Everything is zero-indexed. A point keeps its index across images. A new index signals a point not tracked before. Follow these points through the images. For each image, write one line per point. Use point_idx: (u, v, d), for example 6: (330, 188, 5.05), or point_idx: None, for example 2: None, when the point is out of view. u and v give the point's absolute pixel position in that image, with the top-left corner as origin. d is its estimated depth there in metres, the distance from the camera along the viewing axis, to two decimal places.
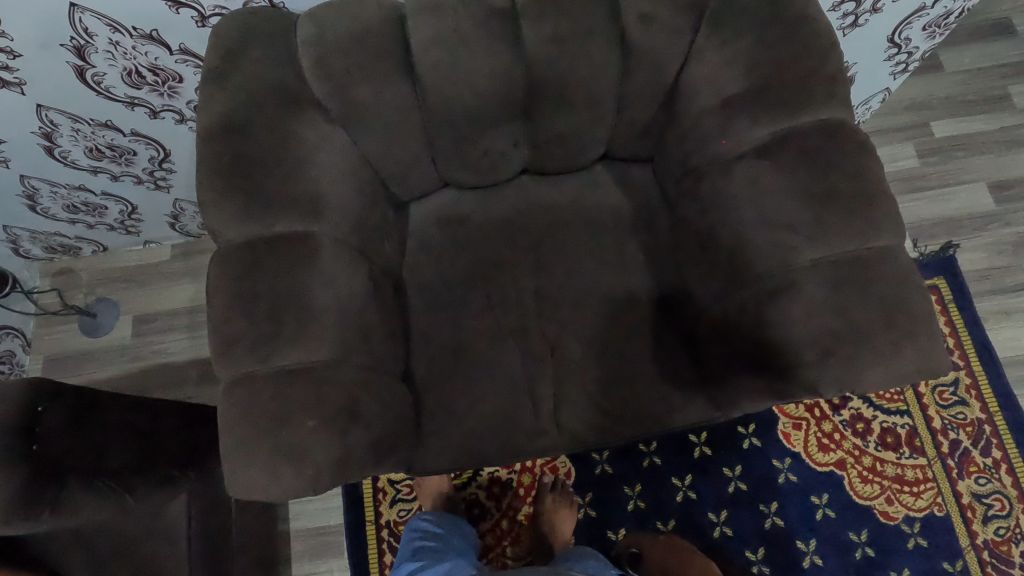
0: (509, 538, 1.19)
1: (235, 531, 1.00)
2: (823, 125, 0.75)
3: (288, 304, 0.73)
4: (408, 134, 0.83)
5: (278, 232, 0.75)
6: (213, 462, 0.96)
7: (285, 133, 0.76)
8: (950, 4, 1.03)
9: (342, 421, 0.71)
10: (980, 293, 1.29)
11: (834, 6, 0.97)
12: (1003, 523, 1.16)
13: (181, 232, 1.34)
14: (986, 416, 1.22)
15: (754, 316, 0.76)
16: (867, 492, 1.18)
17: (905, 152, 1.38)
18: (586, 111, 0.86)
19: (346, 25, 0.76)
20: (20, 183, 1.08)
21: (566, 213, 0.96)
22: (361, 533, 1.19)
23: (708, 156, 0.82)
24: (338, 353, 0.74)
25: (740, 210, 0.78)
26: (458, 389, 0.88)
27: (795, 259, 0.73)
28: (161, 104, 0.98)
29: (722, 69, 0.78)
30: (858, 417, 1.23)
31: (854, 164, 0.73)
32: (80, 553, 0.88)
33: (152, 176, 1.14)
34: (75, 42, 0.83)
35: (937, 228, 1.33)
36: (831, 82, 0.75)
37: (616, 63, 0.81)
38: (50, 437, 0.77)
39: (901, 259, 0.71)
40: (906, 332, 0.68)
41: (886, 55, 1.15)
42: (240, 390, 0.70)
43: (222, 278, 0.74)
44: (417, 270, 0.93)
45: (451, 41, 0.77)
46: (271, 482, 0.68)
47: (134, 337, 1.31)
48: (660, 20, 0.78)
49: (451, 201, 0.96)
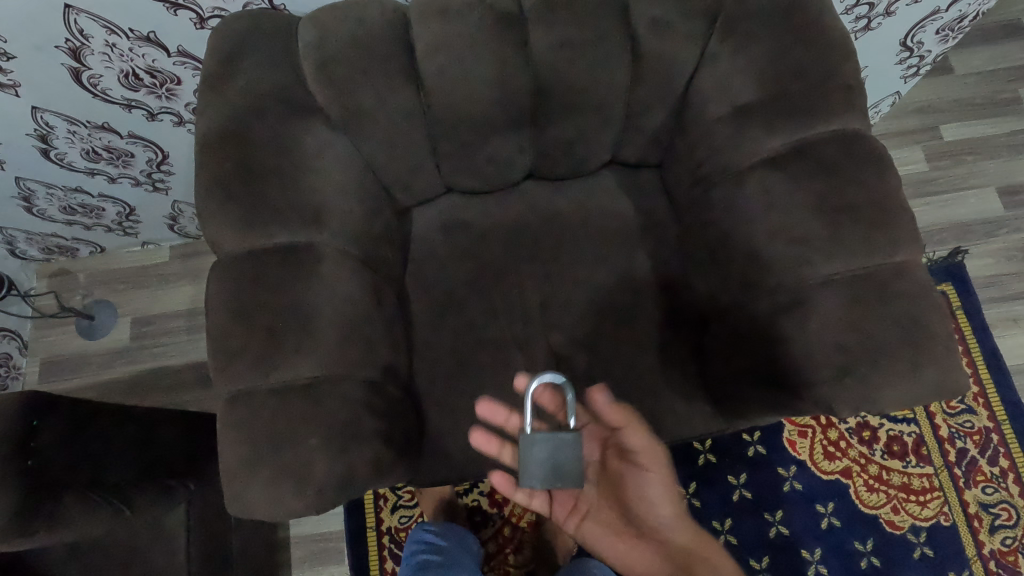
0: (511, 546, 1.18)
1: (235, 541, 0.98)
2: (839, 135, 0.73)
3: (288, 317, 0.71)
4: (412, 141, 0.81)
5: (278, 244, 0.73)
6: (212, 471, 0.94)
7: (286, 142, 0.74)
8: (966, 7, 1.02)
9: (345, 439, 0.69)
10: (989, 300, 1.28)
11: (847, 9, 0.95)
12: (1010, 533, 1.15)
13: (180, 233, 1.32)
14: (994, 425, 1.21)
15: (766, 331, 0.74)
16: (873, 501, 1.17)
17: (914, 156, 1.36)
18: (593, 118, 0.84)
19: (349, 30, 0.74)
20: (15, 185, 1.06)
21: (572, 219, 0.94)
22: (362, 540, 1.17)
23: (720, 165, 0.80)
24: (339, 368, 0.72)
25: (752, 221, 0.76)
26: (461, 401, 0.87)
27: (809, 274, 0.71)
28: (159, 106, 0.96)
29: (734, 77, 0.77)
30: (865, 425, 1.22)
31: (872, 176, 0.71)
32: (77, 565, 0.87)
33: (150, 177, 1.12)
34: (71, 43, 0.81)
35: (946, 233, 1.32)
36: (848, 90, 0.74)
37: (625, 69, 0.79)
38: (45, 453, 0.75)
39: (918, 274, 0.69)
40: (925, 351, 0.66)
41: (898, 59, 1.13)
42: (239, 406, 0.69)
43: (221, 291, 0.72)
44: (420, 278, 0.92)
45: (457, 45, 0.75)
46: (271, 500, 0.66)
47: (134, 340, 1.29)
48: (672, 26, 0.76)
49: (455, 207, 0.94)
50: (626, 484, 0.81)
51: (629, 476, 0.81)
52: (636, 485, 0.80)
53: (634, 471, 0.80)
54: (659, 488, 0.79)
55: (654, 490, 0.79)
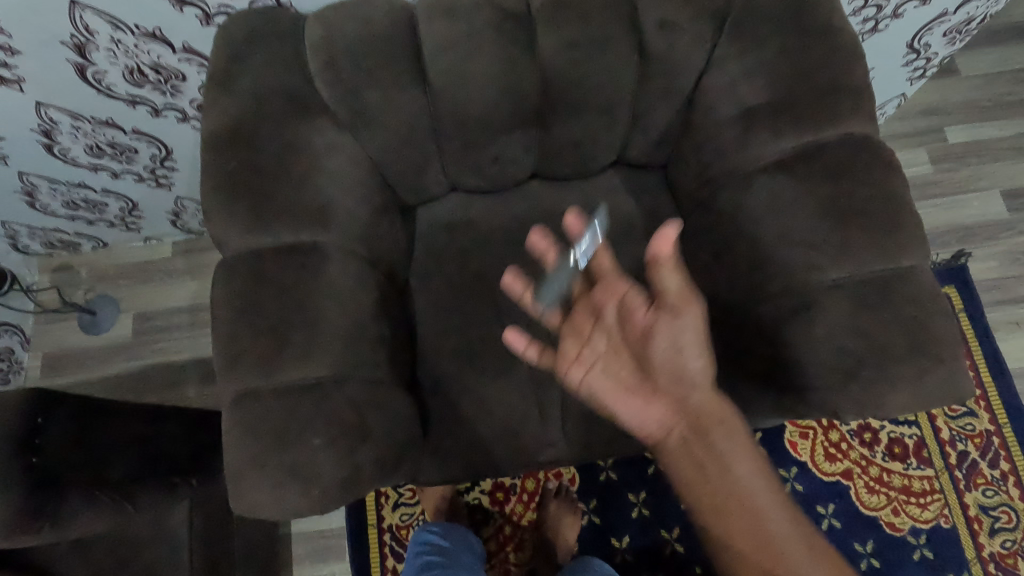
0: (512, 544, 1.19)
1: (237, 537, 0.98)
2: (846, 140, 0.73)
3: (293, 317, 0.71)
4: (418, 140, 0.81)
5: (284, 243, 0.73)
6: (215, 467, 0.94)
7: (293, 141, 0.74)
8: (974, 10, 1.02)
9: (350, 440, 0.69)
10: (991, 302, 1.28)
11: (855, 11, 0.95)
12: (1010, 536, 1.15)
13: (182, 229, 1.32)
14: (995, 428, 1.21)
15: (772, 335, 0.74)
16: (874, 503, 1.17)
17: (919, 158, 1.36)
18: (600, 119, 0.83)
19: (356, 29, 0.74)
20: (19, 180, 1.05)
21: (577, 220, 0.94)
22: (363, 537, 1.18)
23: (726, 167, 0.80)
24: (344, 368, 0.72)
25: (759, 225, 0.76)
26: (465, 401, 0.87)
27: (816, 278, 0.71)
28: (163, 102, 0.95)
29: (742, 79, 0.76)
30: (866, 427, 1.22)
31: (880, 181, 0.71)
32: (79, 560, 0.87)
33: (153, 173, 1.12)
34: (76, 39, 0.80)
35: (950, 236, 1.31)
36: (856, 94, 0.73)
37: (632, 70, 0.79)
38: (49, 449, 0.75)
39: (926, 280, 0.69)
40: (931, 358, 0.66)
41: (905, 61, 1.13)
42: (244, 405, 0.69)
43: (226, 290, 0.72)
44: (425, 277, 0.92)
45: (465, 45, 0.75)
46: (276, 500, 0.66)
47: (136, 335, 1.29)
48: (680, 27, 0.76)
49: (460, 206, 0.94)
50: (651, 334, 0.67)
51: (658, 324, 0.67)
52: (665, 333, 0.66)
53: (661, 317, 0.67)
54: (688, 333, 0.66)
55: (681, 337, 0.66)
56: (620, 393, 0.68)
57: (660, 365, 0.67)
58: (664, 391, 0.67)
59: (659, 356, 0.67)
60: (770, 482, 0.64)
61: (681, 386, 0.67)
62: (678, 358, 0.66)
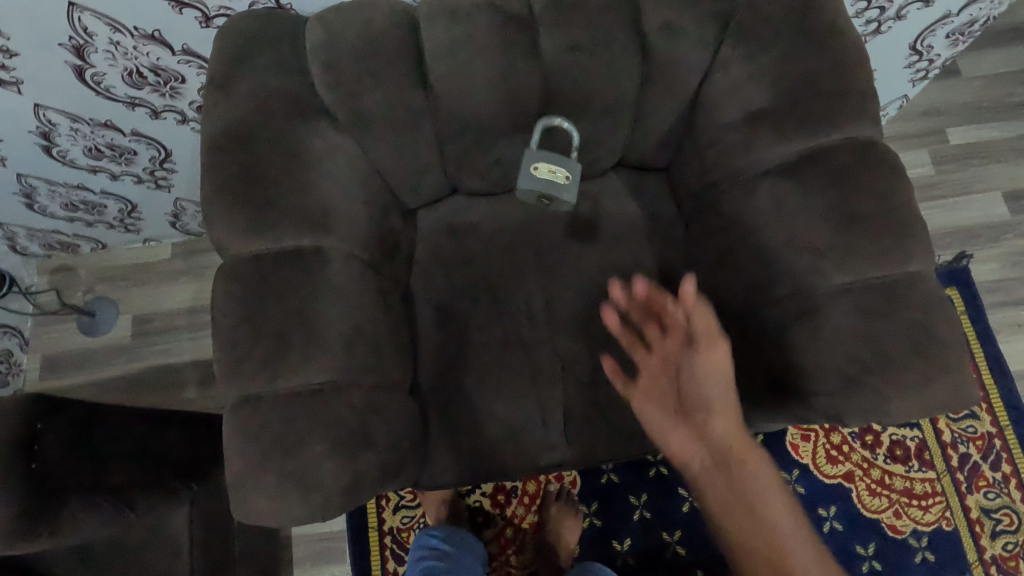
0: (513, 547, 1.19)
1: (237, 539, 0.98)
2: (851, 144, 0.73)
3: (295, 322, 0.70)
4: (420, 143, 0.81)
5: (285, 248, 0.73)
6: (215, 471, 0.94)
7: (293, 144, 0.73)
8: (977, 11, 1.01)
9: (353, 446, 0.69)
10: (993, 304, 1.28)
11: (858, 12, 0.94)
12: (1011, 538, 1.15)
13: (181, 230, 1.31)
14: (997, 430, 1.21)
15: (776, 340, 0.74)
16: (875, 505, 1.17)
17: (921, 159, 1.36)
18: (603, 122, 0.83)
19: (357, 32, 0.73)
20: (17, 182, 1.05)
21: (579, 223, 0.93)
22: (363, 540, 1.17)
23: (730, 170, 0.79)
24: (347, 374, 0.71)
25: (763, 229, 0.75)
26: (466, 405, 0.86)
27: (820, 283, 0.71)
28: (162, 104, 0.95)
29: (745, 82, 0.76)
30: (868, 429, 1.22)
31: (885, 185, 0.71)
32: (79, 563, 0.87)
33: (152, 175, 1.12)
34: (75, 41, 0.80)
35: (951, 237, 1.31)
36: (861, 98, 0.73)
37: (635, 73, 0.78)
38: (48, 454, 0.75)
39: (931, 285, 0.69)
40: (936, 363, 0.66)
41: (907, 62, 1.12)
42: (245, 411, 0.68)
43: (227, 294, 0.71)
44: (426, 280, 0.91)
45: (467, 48, 0.74)
46: (278, 506, 0.66)
47: (135, 337, 1.29)
48: (683, 30, 0.75)
49: (461, 208, 0.94)
50: (682, 370, 0.72)
51: (685, 361, 0.72)
52: (688, 369, 0.71)
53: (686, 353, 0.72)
54: (711, 367, 0.69)
55: (707, 373, 0.69)
56: (653, 423, 0.73)
57: (689, 400, 0.71)
58: (691, 419, 0.70)
59: (688, 390, 0.71)
60: (798, 520, 0.64)
61: (704, 416, 0.69)
62: (704, 393, 0.69)
